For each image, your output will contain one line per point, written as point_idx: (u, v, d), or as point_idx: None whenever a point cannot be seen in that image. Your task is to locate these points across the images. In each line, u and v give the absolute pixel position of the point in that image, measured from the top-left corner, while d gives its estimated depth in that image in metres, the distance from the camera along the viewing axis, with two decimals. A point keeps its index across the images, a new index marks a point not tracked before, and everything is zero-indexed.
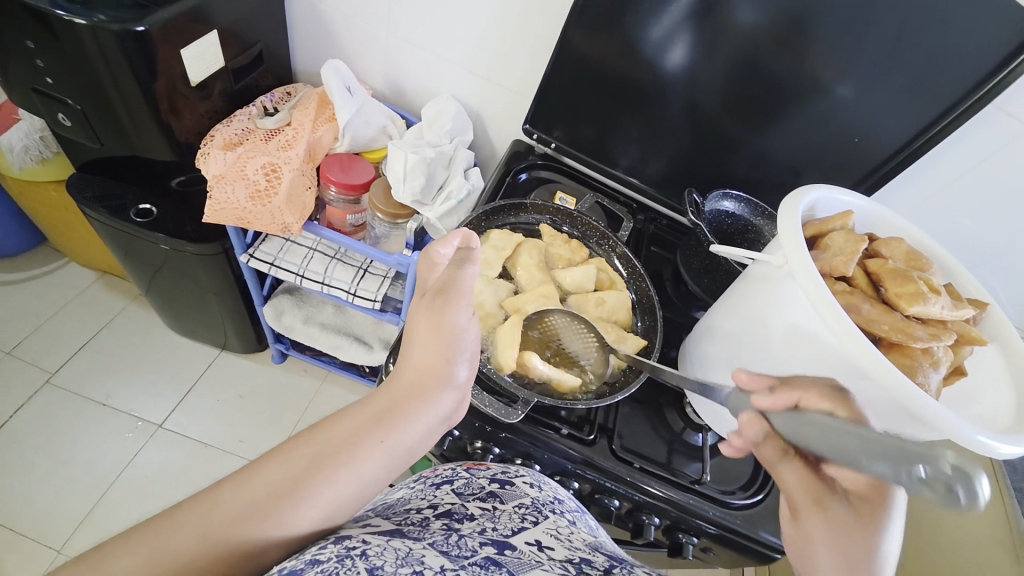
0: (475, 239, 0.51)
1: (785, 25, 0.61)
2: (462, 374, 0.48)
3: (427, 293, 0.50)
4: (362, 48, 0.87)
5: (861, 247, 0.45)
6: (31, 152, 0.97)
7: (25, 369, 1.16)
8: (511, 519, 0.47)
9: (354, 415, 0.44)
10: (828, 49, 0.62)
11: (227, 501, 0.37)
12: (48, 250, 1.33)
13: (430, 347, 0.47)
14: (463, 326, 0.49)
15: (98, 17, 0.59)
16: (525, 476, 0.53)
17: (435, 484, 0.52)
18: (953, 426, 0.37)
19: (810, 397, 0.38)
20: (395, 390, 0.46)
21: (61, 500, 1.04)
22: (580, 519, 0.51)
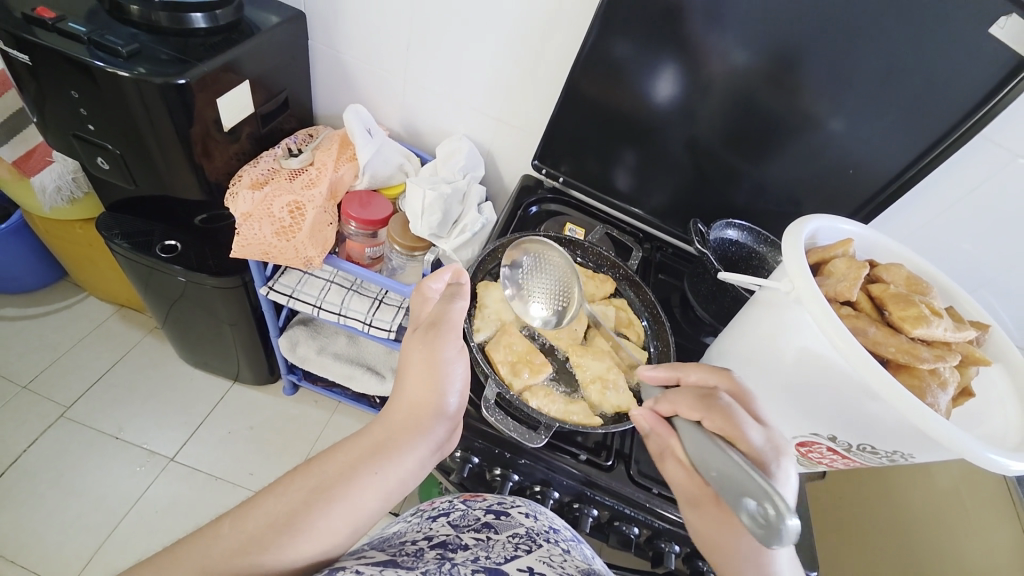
0: (465, 276, 0.55)
1: (778, 66, 0.66)
2: (453, 404, 0.50)
3: (419, 327, 0.53)
4: (380, 93, 0.92)
5: (862, 273, 0.48)
6: (63, 192, 0.99)
7: (40, 403, 1.17)
8: (505, 547, 0.47)
9: (351, 448, 0.47)
10: (818, 88, 0.66)
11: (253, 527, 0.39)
12: (68, 284, 1.36)
13: (420, 382, 0.50)
14: (452, 358, 0.50)
15: (139, 69, 0.63)
16: (520, 506, 0.54)
17: (431, 517, 0.54)
18: (965, 444, 0.38)
19: (682, 408, 0.45)
20: (388, 423, 0.49)
21: (70, 536, 1.03)
22: (575, 549, 0.51)
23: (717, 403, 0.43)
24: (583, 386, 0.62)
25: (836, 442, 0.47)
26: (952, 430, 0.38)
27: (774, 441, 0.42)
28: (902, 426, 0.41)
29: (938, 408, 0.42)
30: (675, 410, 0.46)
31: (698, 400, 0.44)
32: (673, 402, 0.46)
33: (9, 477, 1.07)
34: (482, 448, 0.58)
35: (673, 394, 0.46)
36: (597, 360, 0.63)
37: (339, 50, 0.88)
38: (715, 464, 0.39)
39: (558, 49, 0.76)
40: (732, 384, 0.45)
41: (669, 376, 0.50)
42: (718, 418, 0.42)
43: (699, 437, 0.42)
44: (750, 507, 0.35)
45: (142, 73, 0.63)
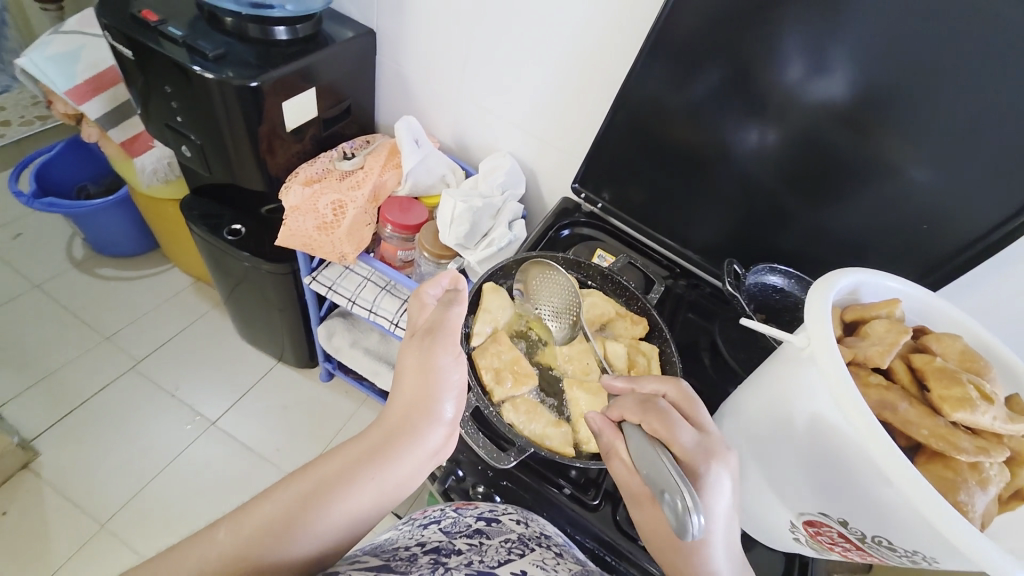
0: (463, 282, 0.55)
1: (862, 106, 0.60)
2: (450, 411, 0.50)
3: (417, 332, 0.53)
4: (437, 107, 0.97)
5: (903, 340, 0.43)
6: (159, 173, 1.12)
7: (117, 354, 1.32)
8: (498, 552, 0.48)
9: (348, 452, 0.47)
10: (897, 135, 0.60)
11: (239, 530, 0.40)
12: (158, 254, 1.54)
13: (415, 387, 0.50)
14: (448, 365, 0.50)
15: (227, 73, 0.72)
16: (512, 514, 0.55)
17: (423, 524, 0.54)
18: (984, 553, 0.32)
19: (628, 413, 0.46)
20: (385, 426, 0.49)
21: (115, 477, 1.15)
22: (567, 552, 0.52)
23: (655, 408, 0.44)
24: (575, 418, 0.61)
25: (849, 529, 0.40)
26: (967, 530, 0.33)
27: (711, 446, 0.42)
28: (914, 519, 0.35)
29: (970, 511, 0.35)
30: (622, 416, 0.47)
31: (642, 405, 0.46)
32: (621, 408, 0.47)
33: (80, 414, 1.22)
34: (470, 461, 0.59)
35: (620, 399, 0.47)
36: (591, 395, 0.61)
37: (402, 64, 0.94)
38: (647, 465, 0.42)
39: (609, 74, 0.76)
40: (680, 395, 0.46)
41: (624, 387, 0.49)
42: (657, 425, 0.43)
43: (642, 441, 0.43)
44: (670, 504, 0.38)
45: (229, 77, 0.71)
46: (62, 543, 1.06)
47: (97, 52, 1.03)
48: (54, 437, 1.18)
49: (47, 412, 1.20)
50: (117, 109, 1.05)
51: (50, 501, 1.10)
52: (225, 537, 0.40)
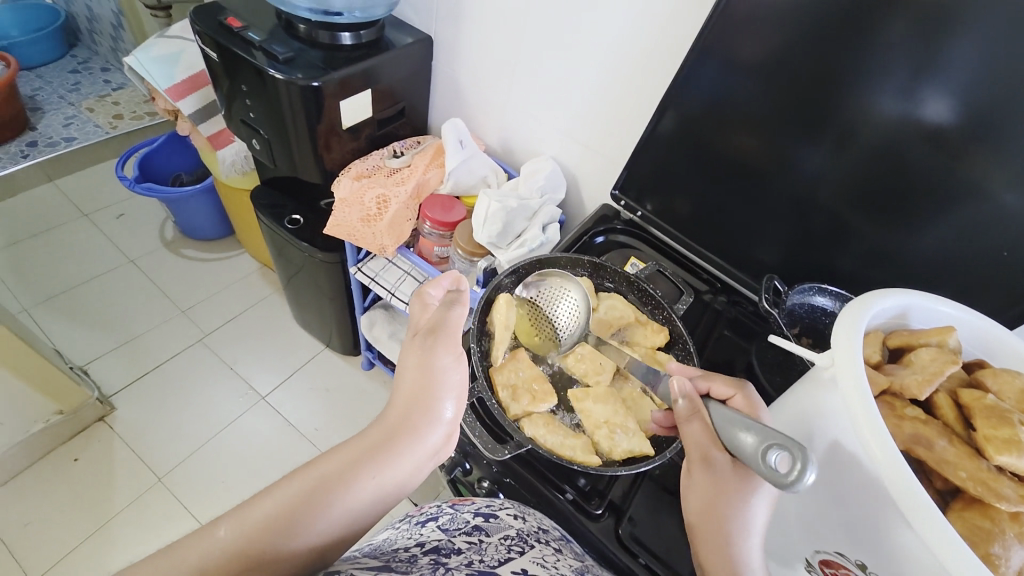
0: (465, 282, 0.55)
1: (972, 133, 0.54)
2: (449, 410, 0.49)
3: (419, 332, 0.52)
4: (485, 112, 1.00)
5: (950, 372, 0.38)
6: (237, 165, 1.25)
7: (190, 327, 1.47)
8: (497, 550, 0.47)
9: (347, 450, 0.45)
10: (997, 159, 0.54)
11: (235, 528, 0.37)
12: (232, 239, 1.70)
13: (415, 385, 0.49)
14: (448, 364, 0.50)
15: (296, 75, 0.79)
16: (508, 509, 0.54)
17: (421, 522, 0.53)
18: None
19: (717, 387, 0.47)
20: (384, 424, 0.47)
21: (175, 437, 1.27)
22: (567, 547, 0.51)
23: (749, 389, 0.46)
24: (591, 429, 0.59)
25: (869, 575, 0.36)
26: None
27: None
28: (936, 568, 0.32)
29: (1004, 567, 0.31)
30: (709, 389, 0.47)
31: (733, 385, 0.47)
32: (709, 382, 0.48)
33: (153, 376, 1.36)
34: (478, 458, 0.60)
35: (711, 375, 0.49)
36: (605, 404, 0.60)
37: (455, 69, 0.98)
38: (742, 427, 0.41)
39: (654, 80, 0.75)
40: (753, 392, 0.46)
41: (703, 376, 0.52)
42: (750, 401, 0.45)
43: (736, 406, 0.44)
44: (775, 457, 0.37)
45: (296, 77, 0.78)
46: (124, 490, 1.19)
47: (194, 55, 1.16)
48: (130, 395, 1.33)
49: (125, 372, 1.36)
50: (205, 107, 1.18)
51: (119, 451, 1.23)
52: (226, 533, 0.37)
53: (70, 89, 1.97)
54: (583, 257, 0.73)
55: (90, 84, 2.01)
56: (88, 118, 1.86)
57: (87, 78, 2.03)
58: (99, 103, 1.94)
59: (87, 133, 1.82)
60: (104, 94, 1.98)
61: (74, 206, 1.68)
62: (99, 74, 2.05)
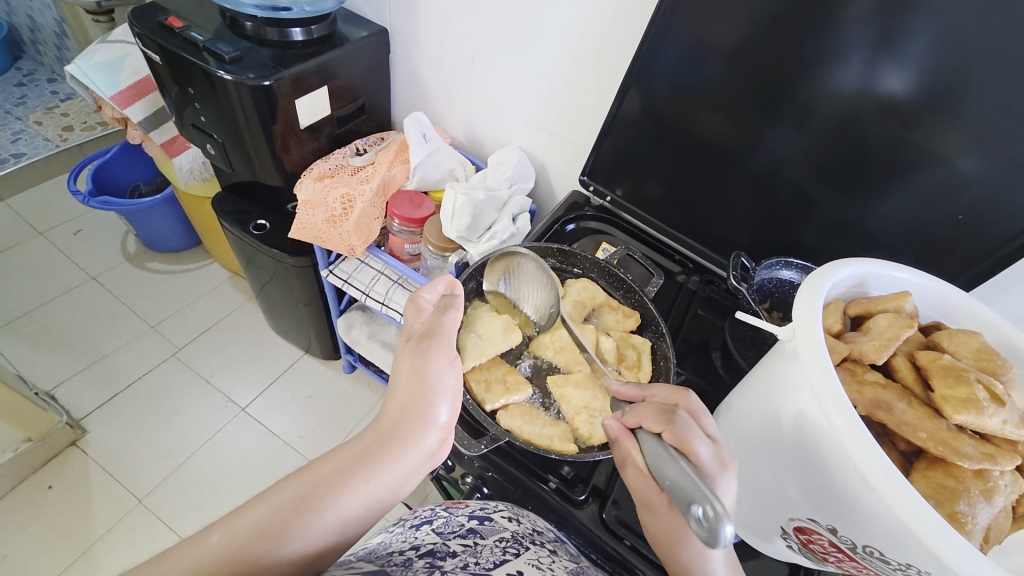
0: (460, 286, 0.53)
1: (922, 100, 0.55)
2: (444, 416, 0.46)
3: (413, 336, 0.50)
4: (449, 104, 0.98)
5: (906, 336, 0.39)
6: (195, 172, 1.21)
7: (160, 342, 1.42)
8: (493, 552, 0.47)
9: (336, 456, 0.43)
10: (946, 124, 0.55)
11: (217, 542, 0.35)
12: (199, 249, 1.65)
13: (409, 390, 0.46)
14: (443, 370, 0.47)
15: (246, 74, 0.76)
16: (503, 511, 0.54)
17: (414, 526, 0.52)
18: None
19: (646, 419, 0.44)
20: (377, 429, 0.45)
21: (153, 456, 1.24)
22: (561, 548, 0.52)
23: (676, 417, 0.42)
24: (570, 415, 0.60)
25: (839, 537, 0.38)
26: (958, 549, 0.31)
27: (723, 457, 0.40)
28: (896, 530, 0.33)
29: (970, 524, 0.32)
30: (639, 424, 0.44)
31: (662, 415, 0.43)
32: (638, 414, 0.45)
33: (125, 396, 1.32)
34: (460, 455, 0.59)
35: (638, 406, 0.45)
36: (583, 391, 0.61)
37: (415, 62, 0.95)
38: (670, 474, 0.39)
39: (614, 62, 0.75)
40: (691, 403, 0.44)
41: (636, 393, 0.49)
42: (678, 435, 0.41)
43: (659, 452, 0.41)
44: (699, 515, 0.36)
45: (247, 78, 0.75)
46: (103, 514, 1.15)
47: (138, 59, 1.11)
48: (102, 416, 1.28)
49: (95, 393, 1.31)
50: (156, 112, 1.13)
51: (94, 475, 1.20)
52: (218, 541, 0.35)
53: (16, 102, 1.88)
54: (549, 245, 0.73)
55: (37, 96, 1.92)
56: (37, 132, 1.79)
57: (33, 90, 1.94)
58: (48, 116, 1.86)
59: (36, 147, 1.74)
60: (52, 105, 1.89)
61: (26, 224, 1.60)
62: (45, 85, 1.96)
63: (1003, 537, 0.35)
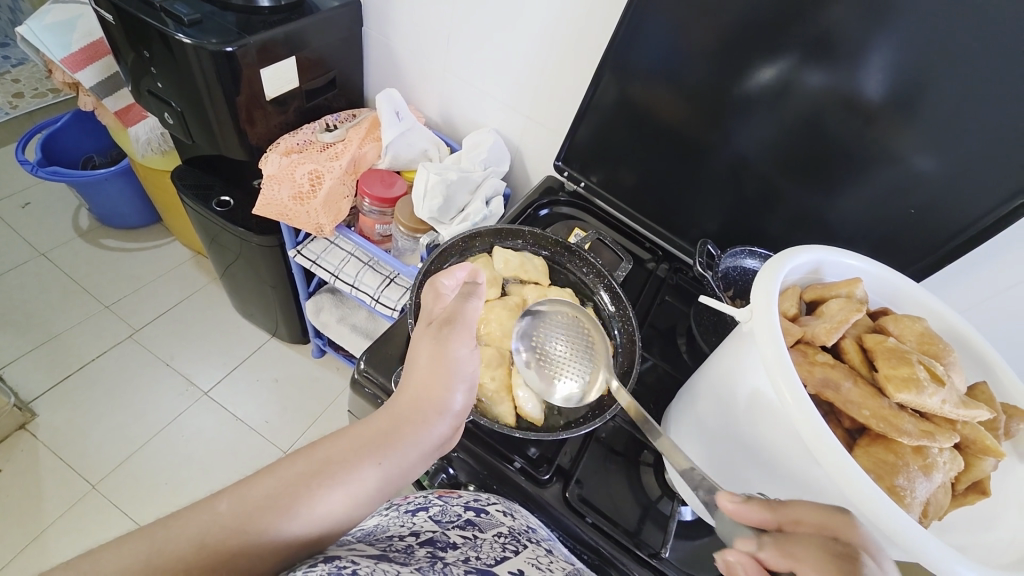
0: (481, 274, 0.52)
1: (882, 98, 0.57)
2: (459, 403, 0.46)
3: (432, 322, 0.50)
4: (423, 83, 0.96)
5: (855, 319, 0.41)
6: (153, 143, 1.15)
7: (117, 323, 1.36)
8: (494, 548, 0.47)
9: (350, 436, 0.42)
10: (904, 124, 0.57)
11: (222, 513, 0.34)
12: (160, 227, 1.57)
13: (426, 375, 0.46)
14: (462, 356, 0.47)
15: (208, 39, 0.72)
16: (497, 504, 0.54)
17: (410, 511, 0.51)
18: (921, 548, 0.32)
19: (804, 564, 0.32)
20: (391, 413, 0.44)
21: (109, 440, 1.19)
22: (556, 547, 0.52)
23: (859, 570, 0.31)
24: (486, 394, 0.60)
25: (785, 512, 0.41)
26: (900, 521, 0.33)
27: None
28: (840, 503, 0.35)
29: (909, 497, 0.34)
30: (792, 568, 0.33)
31: (833, 560, 0.31)
32: (790, 554, 0.33)
33: (79, 377, 1.26)
34: None
35: (789, 545, 0.33)
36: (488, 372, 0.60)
37: (389, 37, 0.92)
38: None
39: (593, 47, 0.74)
40: (867, 541, 0.32)
41: (767, 517, 0.36)
42: None
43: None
44: None
45: (208, 42, 0.71)
46: (54, 500, 1.10)
47: (89, 19, 1.04)
48: (53, 399, 1.22)
49: (45, 375, 1.24)
50: (107, 78, 1.06)
51: (44, 460, 1.14)
52: (226, 509, 0.34)
53: None
54: (505, 226, 0.72)
55: None
56: None
57: None
58: None
59: None
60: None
61: None
62: None
63: (941, 513, 0.37)
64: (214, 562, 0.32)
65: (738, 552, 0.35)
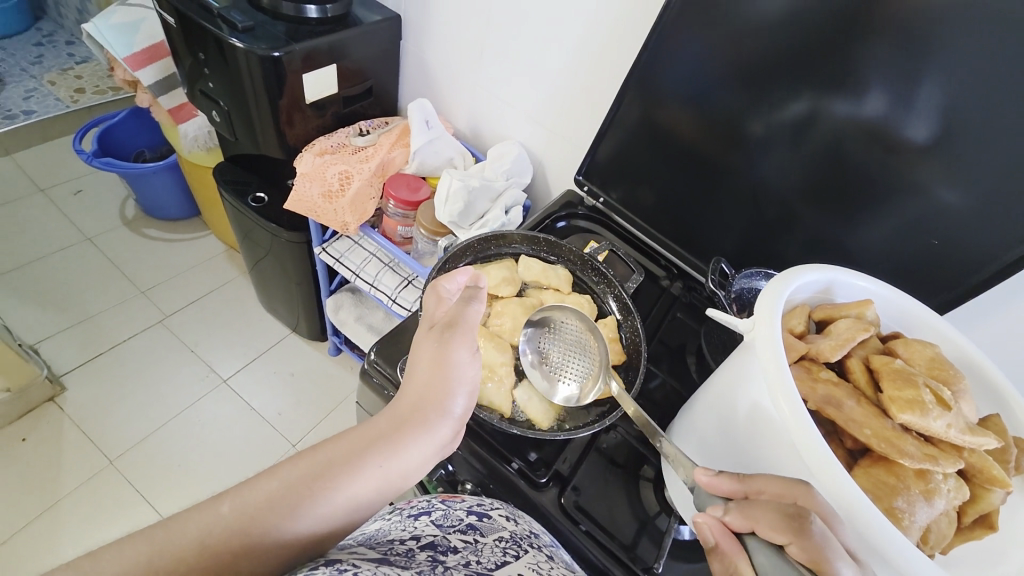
0: (482, 280, 0.54)
1: (905, 126, 0.57)
2: (459, 407, 0.48)
3: (435, 326, 0.51)
4: (454, 95, 1.00)
5: (862, 338, 0.41)
6: (200, 140, 1.22)
7: (149, 308, 1.43)
8: (494, 552, 0.46)
9: (353, 437, 0.43)
10: (927, 154, 0.57)
11: (228, 512, 0.36)
12: (197, 220, 1.65)
13: (428, 378, 0.47)
14: (464, 360, 0.49)
15: (258, 45, 0.77)
16: (501, 510, 0.53)
17: (412, 515, 0.51)
18: (919, 572, 0.32)
19: (762, 526, 0.34)
20: (394, 414, 0.45)
21: (129, 419, 1.23)
22: (558, 554, 0.50)
23: (810, 530, 0.32)
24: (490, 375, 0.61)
25: None
26: (896, 541, 0.32)
27: None
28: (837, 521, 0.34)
29: (907, 520, 0.33)
30: (751, 528, 0.34)
31: (786, 522, 0.33)
32: (750, 516, 0.35)
33: (109, 356, 1.32)
34: None
35: (748, 507, 0.35)
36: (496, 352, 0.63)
37: (425, 51, 0.97)
38: None
39: (618, 67, 0.77)
40: (823, 507, 0.33)
41: (735, 487, 0.38)
42: (814, 554, 0.31)
43: (783, 571, 0.32)
44: None
45: (258, 47, 0.77)
46: (73, 471, 1.15)
47: (154, 24, 1.12)
48: (83, 375, 1.28)
49: (78, 352, 1.31)
50: (165, 78, 1.14)
51: (68, 432, 1.19)
52: (228, 512, 0.35)
53: (34, 62, 1.90)
54: (520, 233, 0.74)
55: (56, 58, 1.94)
56: (51, 91, 1.81)
57: (53, 52, 1.96)
58: (63, 78, 1.87)
59: (49, 107, 1.76)
60: (67, 67, 1.91)
61: (29, 180, 1.61)
62: (65, 48, 1.98)
63: (945, 544, 0.36)
64: (217, 558, 0.34)
65: (705, 518, 0.37)
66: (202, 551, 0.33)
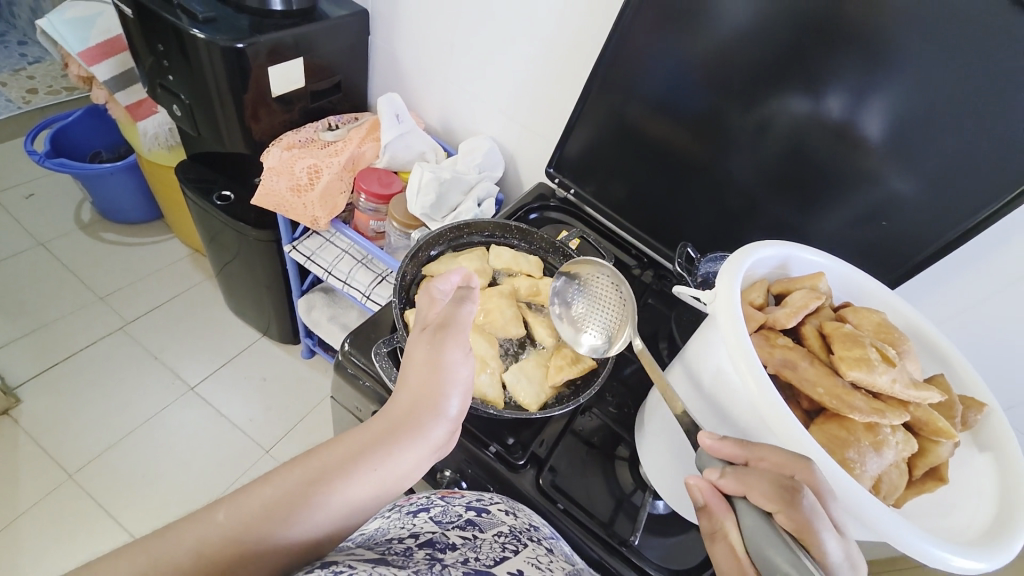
0: (475, 279, 0.51)
1: (852, 114, 0.60)
2: (454, 408, 0.45)
3: (427, 326, 0.48)
4: (425, 91, 1.00)
5: (814, 306, 0.43)
6: (160, 138, 1.18)
7: (109, 315, 1.37)
8: (493, 547, 0.45)
9: (345, 442, 0.41)
10: (873, 141, 0.61)
11: (220, 522, 0.34)
12: (160, 223, 1.60)
13: (421, 380, 0.44)
14: (458, 361, 0.46)
15: (219, 36, 0.76)
16: (500, 504, 0.52)
17: (411, 512, 0.50)
18: (872, 515, 0.34)
19: (754, 491, 0.35)
20: (387, 417, 0.43)
21: (90, 431, 1.18)
22: (557, 546, 0.49)
23: (801, 503, 0.33)
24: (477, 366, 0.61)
25: None
26: (850, 487, 0.34)
27: (852, 557, 0.34)
28: None
29: (858, 468, 0.36)
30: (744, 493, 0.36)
31: (778, 492, 0.34)
32: (743, 482, 0.36)
33: (66, 365, 1.26)
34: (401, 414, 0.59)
35: (742, 473, 0.36)
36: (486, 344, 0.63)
37: (394, 47, 0.97)
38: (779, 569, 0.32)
39: (585, 61, 0.79)
40: (818, 481, 0.34)
41: (736, 453, 0.38)
42: (802, 524, 0.33)
43: (768, 535, 0.34)
44: None
45: (220, 39, 0.75)
46: (29, 487, 1.09)
47: (110, 18, 1.09)
48: (38, 386, 1.22)
49: (31, 362, 1.24)
50: (121, 73, 1.10)
51: (23, 447, 1.13)
52: (223, 519, 0.34)
53: None
54: (490, 221, 0.75)
55: (5, 57, 1.84)
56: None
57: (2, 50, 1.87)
58: (13, 77, 1.78)
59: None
60: (16, 65, 1.82)
61: None
62: (15, 46, 1.89)
63: (897, 495, 0.38)
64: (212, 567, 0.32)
65: (700, 478, 0.38)
66: (196, 560, 0.32)
